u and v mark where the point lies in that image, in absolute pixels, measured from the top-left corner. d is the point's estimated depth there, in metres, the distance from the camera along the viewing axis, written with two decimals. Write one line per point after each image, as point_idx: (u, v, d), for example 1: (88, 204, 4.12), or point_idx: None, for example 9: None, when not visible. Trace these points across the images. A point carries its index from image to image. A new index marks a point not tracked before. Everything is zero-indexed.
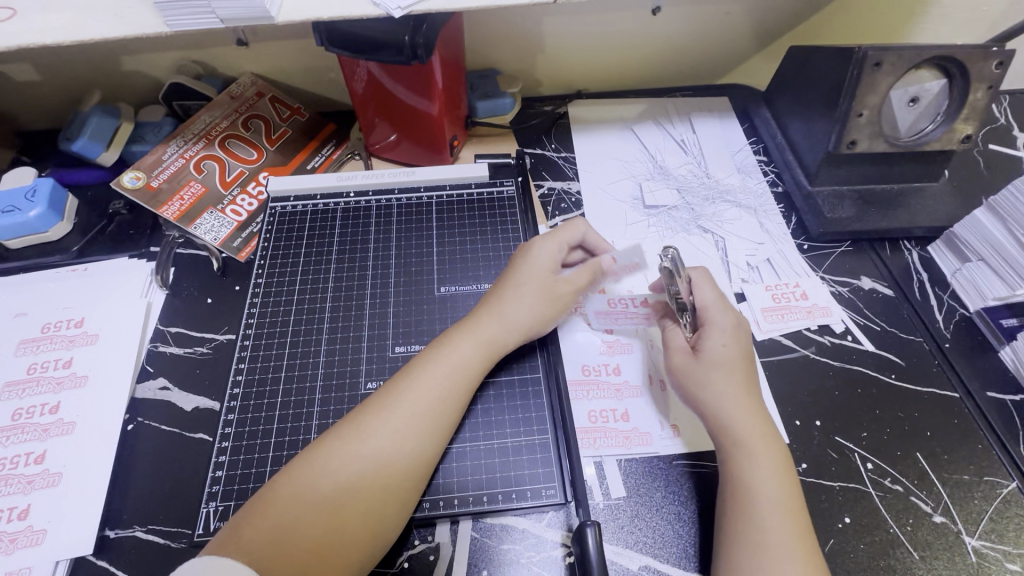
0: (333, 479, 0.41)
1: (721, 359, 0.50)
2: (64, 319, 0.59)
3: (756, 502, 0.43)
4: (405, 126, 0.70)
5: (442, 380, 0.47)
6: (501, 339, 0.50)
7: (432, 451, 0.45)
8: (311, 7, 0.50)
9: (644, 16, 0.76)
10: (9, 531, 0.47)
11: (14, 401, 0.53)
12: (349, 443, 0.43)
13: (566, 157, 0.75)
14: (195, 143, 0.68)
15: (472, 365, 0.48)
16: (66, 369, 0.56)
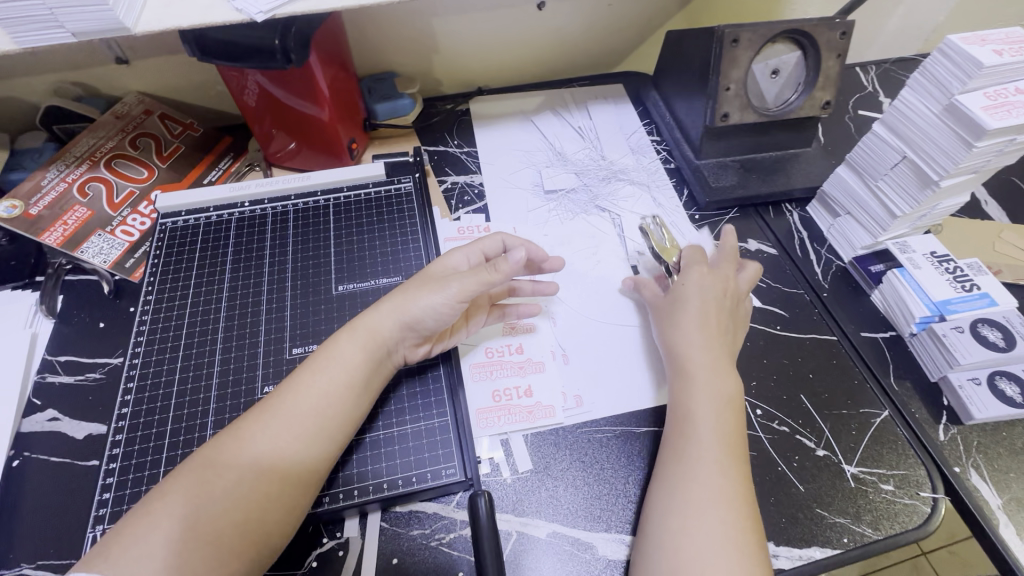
0: (217, 481, 0.41)
1: (688, 301, 0.53)
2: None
3: (693, 415, 0.47)
4: (300, 134, 0.70)
5: (324, 379, 0.47)
6: (393, 323, 0.51)
7: (318, 452, 0.45)
8: (170, 16, 0.50)
9: (531, 12, 0.79)
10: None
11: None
12: (232, 450, 0.43)
13: (468, 152, 0.77)
14: (78, 165, 0.66)
15: (356, 362, 0.48)
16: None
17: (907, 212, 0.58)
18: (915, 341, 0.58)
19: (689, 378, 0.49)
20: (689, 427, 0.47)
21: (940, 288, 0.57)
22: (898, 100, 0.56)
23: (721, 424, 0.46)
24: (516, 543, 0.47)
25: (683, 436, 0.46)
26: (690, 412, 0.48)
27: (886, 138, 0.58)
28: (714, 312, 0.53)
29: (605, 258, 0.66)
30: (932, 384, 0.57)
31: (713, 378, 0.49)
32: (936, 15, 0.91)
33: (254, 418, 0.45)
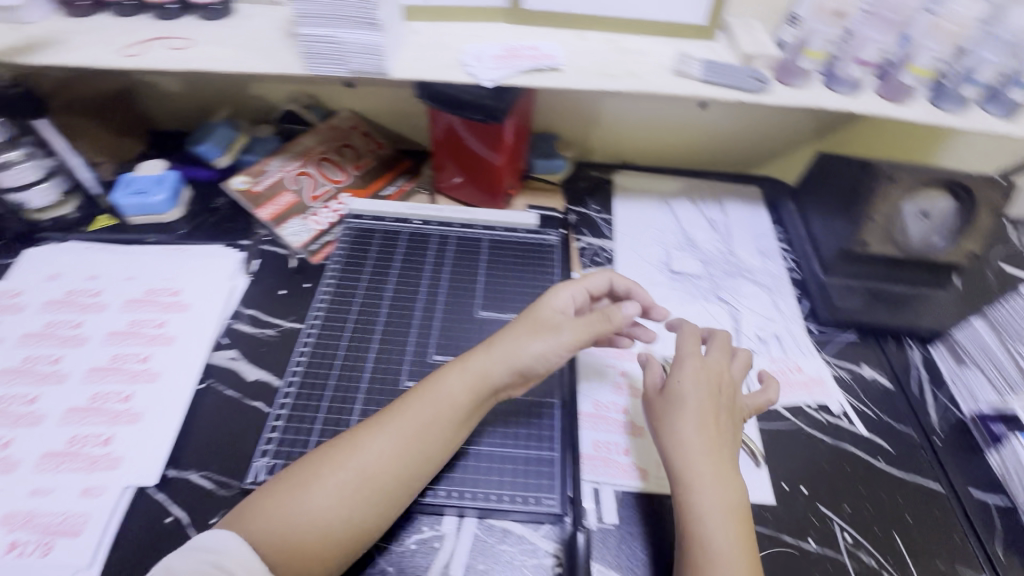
0: (321, 487, 0.47)
1: (682, 400, 0.55)
2: (164, 288, 0.68)
3: (698, 523, 0.49)
4: (472, 171, 0.82)
5: (424, 406, 0.52)
6: (505, 366, 0.54)
7: (412, 469, 0.50)
8: (419, 69, 0.63)
9: (692, 109, 0.88)
10: (94, 453, 0.54)
11: (113, 347, 0.62)
12: (341, 457, 0.49)
13: (605, 218, 0.85)
14: (295, 160, 0.81)
15: (460, 394, 0.53)
16: (158, 328, 0.64)
17: None
18: None
19: (691, 486, 0.50)
20: (703, 545, 0.47)
21: None
22: None
23: (733, 544, 0.47)
24: None
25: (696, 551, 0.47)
26: (698, 521, 0.49)
27: None
28: (710, 411, 0.54)
29: None
30: None
31: (712, 488, 0.50)
32: None
33: (338, 442, 0.50)
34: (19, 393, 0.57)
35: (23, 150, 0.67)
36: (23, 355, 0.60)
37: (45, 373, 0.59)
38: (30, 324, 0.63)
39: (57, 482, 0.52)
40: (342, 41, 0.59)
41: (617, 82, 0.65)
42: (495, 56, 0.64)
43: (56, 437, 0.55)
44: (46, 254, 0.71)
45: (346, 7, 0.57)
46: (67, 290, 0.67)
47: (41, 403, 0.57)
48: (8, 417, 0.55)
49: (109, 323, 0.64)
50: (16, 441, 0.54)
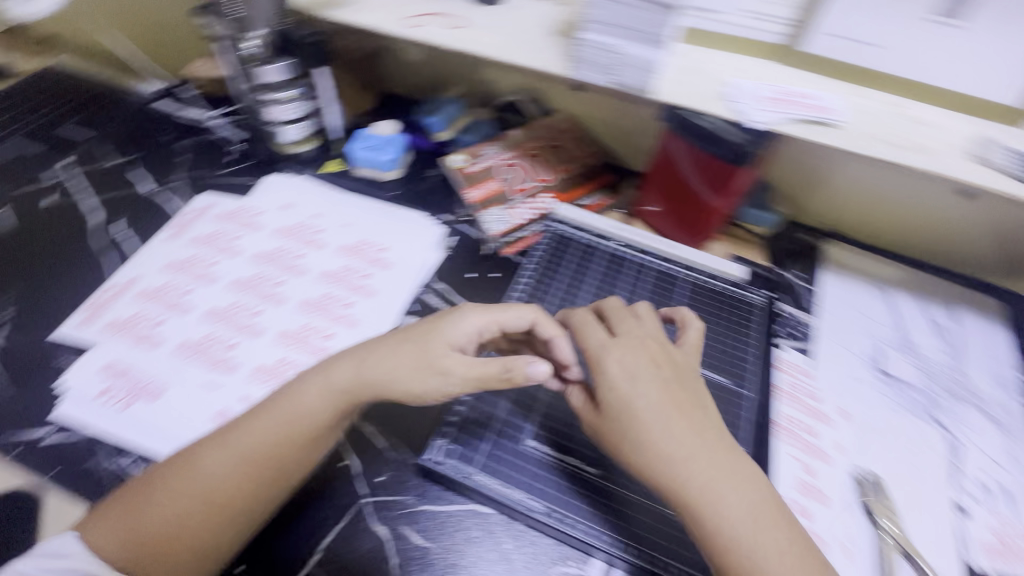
0: (187, 476, 0.47)
1: (630, 404, 0.46)
2: (373, 243, 0.73)
3: (629, 415, 0.46)
4: (680, 204, 0.78)
5: (273, 424, 0.49)
6: (343, 381, 0.50)
7: (247, 478, 0.47)
8: (684, 95, 0.60)
9: (950, 197, 0.75)
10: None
11: (325, 286, 0.67)
12: (186, 475, 0.47)
13: (809, 288, 0.77)
14: (508, 151, 0.83)
15: (314, 420, 0.49)
16: (363, 279, 0.69)
17: None
18: None
19: (597, 367, 0.49)
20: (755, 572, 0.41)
21: None
22: None
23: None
24: None
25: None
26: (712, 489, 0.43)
27: None
28: (672, 396, 0.47)
29: (929, 479, 0.59)
30: None
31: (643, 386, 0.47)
32: None
33: (186, 453, 0.49)
34: (248, 305, 0.64)
35: (297, 90, 0.74)
36: (255, 272, 0.68)
37: (269, 293, 0.66)
38: (264, 245, 0.71)
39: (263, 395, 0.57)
40: (621, 52, 0.57)
41: (902, 156, 0.57)
42: (767, 97, 0.59)
43: (269, 354, 0.60)
44: (283, 185, 0.79)
45: (637, 22, 0.54)
46: (296, 223, 0.74)
47: (262, 319, 0.63)
48: (236, 323, 0.63)
49: (325, 263, 0.70)
50: (239, 346, 0.61)
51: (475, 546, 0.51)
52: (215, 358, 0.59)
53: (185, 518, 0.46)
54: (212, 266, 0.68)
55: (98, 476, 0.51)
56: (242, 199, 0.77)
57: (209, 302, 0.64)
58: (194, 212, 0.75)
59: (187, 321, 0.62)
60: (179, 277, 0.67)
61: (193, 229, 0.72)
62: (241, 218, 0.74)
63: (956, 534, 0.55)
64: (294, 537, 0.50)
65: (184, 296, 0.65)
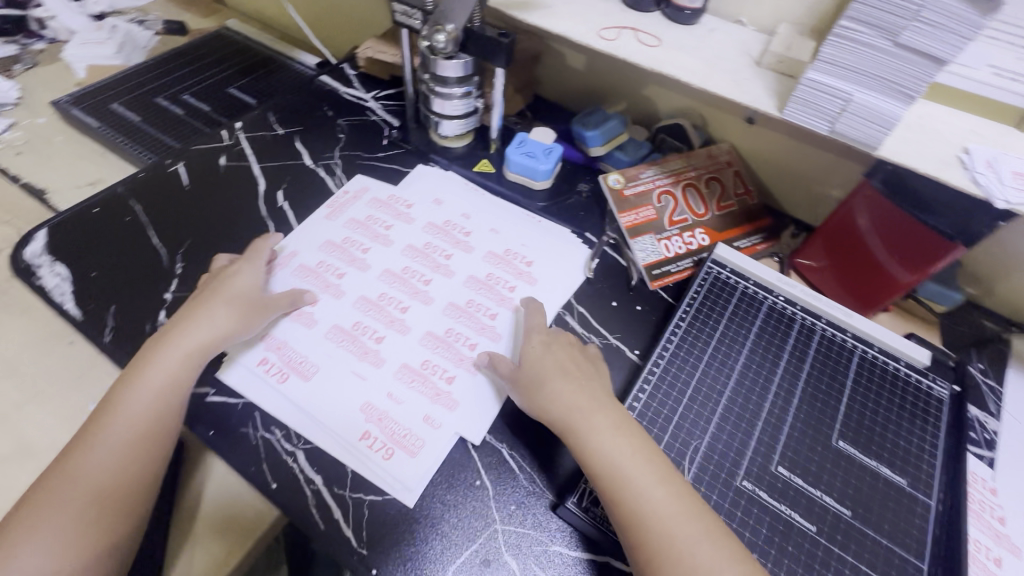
0: (70, 484, 0.48)
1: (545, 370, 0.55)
2: (520, 254, 0.71)
3: (615, 475, 0.48)
4: (852, 269, 0.70)
5: (132, 409, 0.51)
6: (190, 346, 0.56)
7: (138, 447, 0.50)
8: (911, 154, 0.53)
9: None
10: (438, 386, 0.58)
11: (471, 291, 0.66)
12: (61, 478, 0.48)
13: (992, 387, 0.67)
14: (666, 177, 0.78)
15: (168, 380, 0.53)
16: (509, 291, 0.67)
17: None
18: None
19: (595, 435, 0.50)
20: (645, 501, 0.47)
21: None
22: None
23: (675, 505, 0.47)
24: None
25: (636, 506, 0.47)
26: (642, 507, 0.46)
27: None
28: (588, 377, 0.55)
29: None
30: None
31: (610, 433, 0.50)
32: None
33: (72, 447, 0.50)
34: (396, 298, 0.65)
35: (466, 89, 0.74)
36: (405, 265, 0.68)
37: (418, 289, 0.66)
38: (415, 238, 0.71)
39: (407, 396, 0.57)
40: (852, 100, 0.51)
41: None
42: (1015, 171, 0.51)
43: (415, 354, 0.60)
44: (436, 178, 0.79)
45: (886, 71, 0.49)
46: (445, 220, 0.74)
47: (410, 316, 0.63)
48: (386, 315, 0.63)
49: (473, 266, 0.69)
50: (387, 340, 0.61)
51: None
52: (364, 348, 0.60)
53: (74, 520, 0.47)
54: (364, 253, 0.69)
55: (252, 444, 0.54)
56: (394, 187, 0.77)
57: (361, 289, 0.65)
58: (351, 193, 0.76)
59: (340, 305, 0.63)
60: (335, 259, 0.68)
61: (348, 210, 0.74)
62: (393, 207, 0.75)
63: None
64: (426, 549, 0.49)
65: (338, 278, 0.66)
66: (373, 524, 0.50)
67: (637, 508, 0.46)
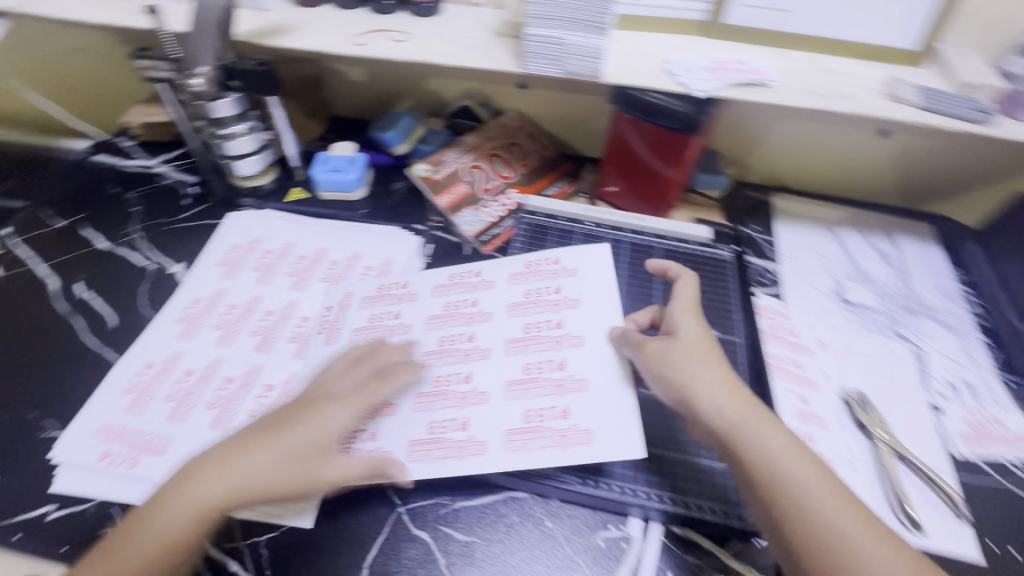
0: None
1: (692, 348, 0.53)
2: (542, 259, 0.67)
3: (778, 472, 0.45)
4: (636, 181, 0.82)
5: (139, 548, 0.44)
6: (215, 497, 0.45)
7: None
8: (628, 74, 0.64)
9: (870, 137, 0.83)
10: (559, 426, 0.53)
11: (356, 344, 0.62)
12: None
13: (768, 239, 0.83)
14: (468, 154, 0.84)
15: (168, 532, 0.44)
16: (556, 294, 0.64)
17: None
18: None
19: (753, 432, 0.47)
20: (784, 497, 0.44)
21: None
22: None
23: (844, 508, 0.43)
24: None
25: (779, 502, 0.44)
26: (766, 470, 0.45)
27: None
28: (792, 422, 0.48)
29: (903, 387, 0.65)
30: None
31: (768, 431, 0.47)
32: None
33: None
34: (281, 398, 0.58)
35: (248, 123, 0.73)
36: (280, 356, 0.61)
37: (299, 375, 0.60)
38: (432, 307, 0.65)
39: (536, 457, 0.51)
40: (567, 43, 0.61)
41: (829, 101, 0.63)
42: (704, 67, 0.64)
43: (511, 414, 0.54)
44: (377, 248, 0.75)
45: (579, 12, 0.58)
46: (449, 274, 0.69)
47: None
48: (454, 396, 0.57)
49: (505, 296, 0.65)
50: (472, 421, 0.54)
51: (518, 531, 0.52)
52: (457, 443, 0.53)
53: None
54: (429, 367, 0.60)
55: None
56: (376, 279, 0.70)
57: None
58: (203, 300, 0.67)
59: (360, 412, 0.56)
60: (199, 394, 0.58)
61: (347, 323, 0.65)
62: (392, 293, 0.68)
63: (937, 432, 0.61)
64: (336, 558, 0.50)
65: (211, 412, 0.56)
66: (274, 559, 0.50)
67: (812, 505, 0.43)
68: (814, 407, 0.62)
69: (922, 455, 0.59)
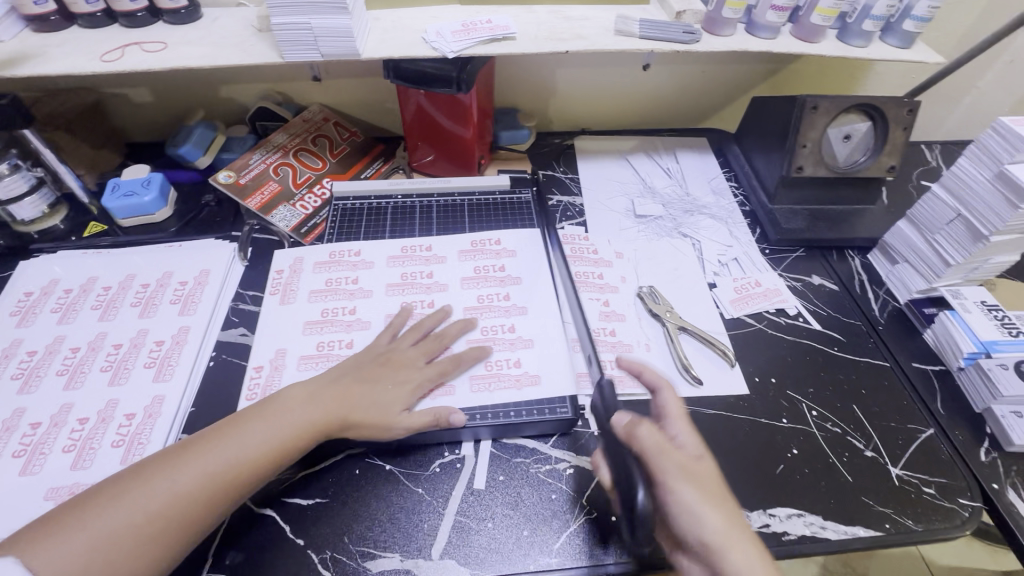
0: (130, 509, 0.46)
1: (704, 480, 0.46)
2: (485, 239, 0.77)
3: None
4: (441, 148, 0.87)
5: (230, 445, 0.51)
6: (302, 425, 0.53)
7: (205, 498, 0.49)
8: (386, 48, 0.69)
9: (636, 71, 0.94)
10: (515, 372, 0.63)
11: (186, 360, 0.64)
12: (125, 506, 0.47)
13: (572, 177, 0.92)
14: (274, 153, 0.84)
15: (248, 448, 0.51)
16: (500, 271, 0.73)
17: (960, 261, 0.67)
18: (963, 374, 0.65)
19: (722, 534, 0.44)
20: None
21: (987, 331, 0.65)
22: (955, 168, 0.67)
23: None
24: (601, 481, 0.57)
25: None
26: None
27: (944, 198, 0.68)
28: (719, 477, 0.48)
29: (685, 273, 0.77)
30: (976, 413, 0.64)
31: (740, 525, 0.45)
32: (997, 108, 1.02)
33: (137, 478, 0.49)
34: (107, 426, 0.58)
35: (8, 163, 0.70)
36: (99, 386, 0.61)
37: (124, 400, 0.60)
38: (388, 276, 0.72)
39: (496, 396, 0.60)
40: (314, 28, 0.64)
41: (567, 43, 0.71)
42: (453, 31, 0.70)
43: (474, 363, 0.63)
44: (290, 249, 0.76)
45: None
46: (404, 247, 0.76)
47: (132, 428, 0.58)
48: (509, 378, 0.62)
49: (457, 271, 0.73)
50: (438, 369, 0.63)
51: (360, 481, 0.57)
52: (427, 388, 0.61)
53: (131, 550, 0.45)
54: (353, 312, 0.68)
55: None
56: (329, 245, 0.76)
57: (295, 351, 0.64)
58: None
59: (287, 376, 0.61)
60: (5, 443, 0.56)
61: (303, 285, 0.71)
62: (344, 260, 0.74)
63: (713, 302, 0.73)
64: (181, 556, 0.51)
65: (20, 458, 0.55)
66: None
67: None
68: (613, 307, 0.71)
69: (703, 324, 0.70)
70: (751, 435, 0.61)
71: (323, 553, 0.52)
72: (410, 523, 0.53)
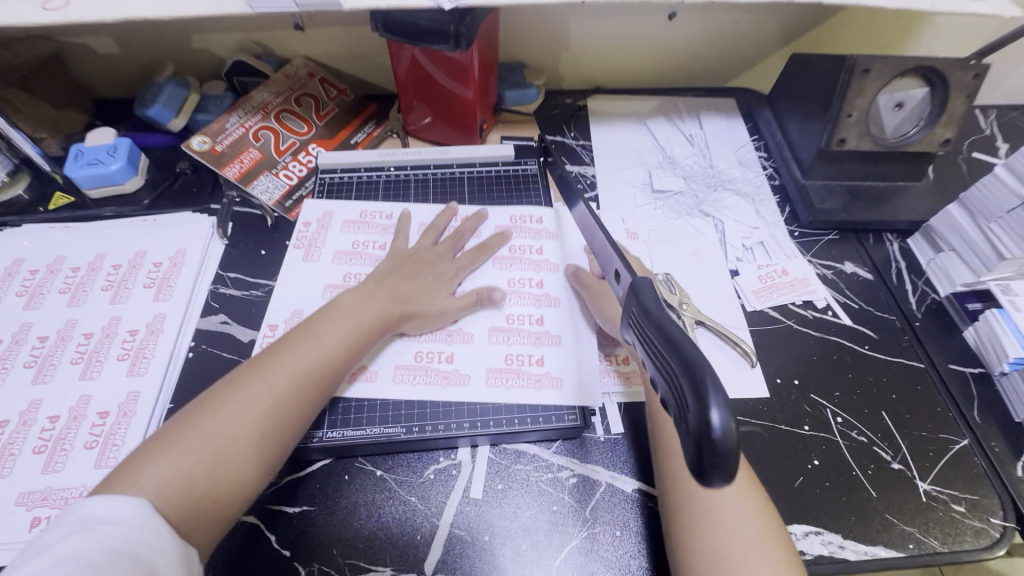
0: (230, 416, 0.45)
1: None
2: (529, 216, 0.72)
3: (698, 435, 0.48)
4: (439, 110, 0.78)
5: (310, 343, 0.51)
6: (370, 320, 0.55)
7: (301, 394, 0.49)
8: None
9: (661, 21, 0.83)
10: (536, 371, 0.59)
11: (162, 351, 0.59)
12: (224, 412, 0.45)
13: (583, 144, 0.83)
14: (253, 114, 0.76)
15: (329, 344, 0.52)
16: (539, 254, 0.68)
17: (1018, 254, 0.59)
18: (1004, 379, 0.60)
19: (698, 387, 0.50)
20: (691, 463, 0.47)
21: None
22: None
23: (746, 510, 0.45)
24: (605, 492, 0.53)
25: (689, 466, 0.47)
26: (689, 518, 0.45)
27: (1009, 182, 0.59)
28: None
29: (705, 257, 0.70)
30: (1016, 423, 0.59)
31: None
32: None
33: (228, 386, 0.47)
34: (78, 424, 0.54)
35: None
36: (69, 379, 0.56)
37: (97, 395, 0.56)
38: None
39: (514, 394, 0.57)
40: None
41: None
42: None
43: (495, 354, 0.60)
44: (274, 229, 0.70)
45: None
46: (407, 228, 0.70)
47: (106, 427, 0.54)
48: (529, 377, 0.58)
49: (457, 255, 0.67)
50: (457, 355, 0.60)
51: (347, 487, 0.53)
52: (443, 373, 0.58)
53: (242, 453, 0.44)
54: None
55: None
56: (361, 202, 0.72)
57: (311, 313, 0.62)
58: None
59: None
60: None
61: (329, 243, 0.68)
62: (376, 222, 0.71)
63: (735, 292, 0.67)
64: None
65: None
66: None
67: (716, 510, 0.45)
68: None
69: (723, 318, 0.65)
70: (770, 445, 0.56)
71: (310, 565, 0.49)
72: (400, 535, 0.50)
